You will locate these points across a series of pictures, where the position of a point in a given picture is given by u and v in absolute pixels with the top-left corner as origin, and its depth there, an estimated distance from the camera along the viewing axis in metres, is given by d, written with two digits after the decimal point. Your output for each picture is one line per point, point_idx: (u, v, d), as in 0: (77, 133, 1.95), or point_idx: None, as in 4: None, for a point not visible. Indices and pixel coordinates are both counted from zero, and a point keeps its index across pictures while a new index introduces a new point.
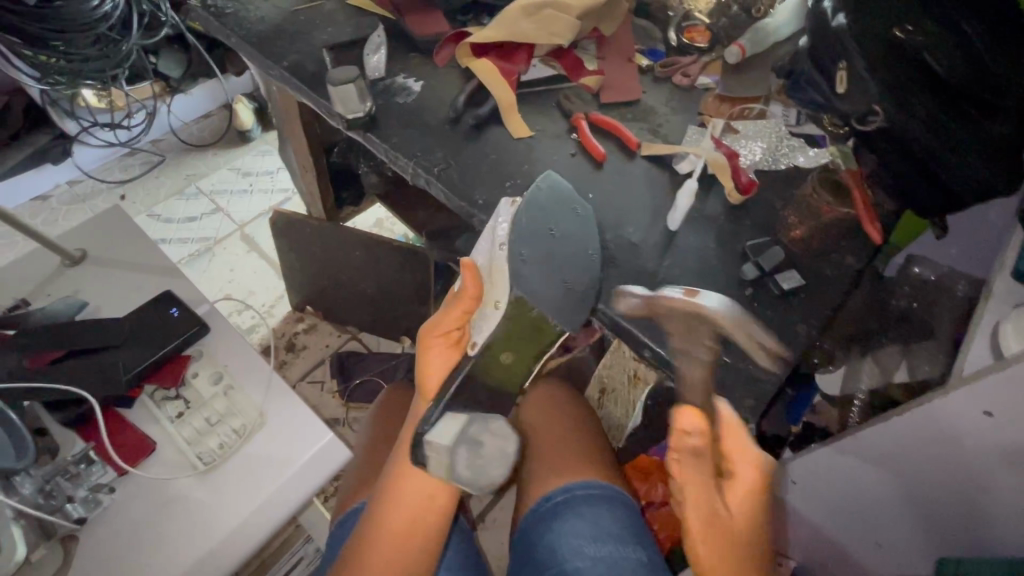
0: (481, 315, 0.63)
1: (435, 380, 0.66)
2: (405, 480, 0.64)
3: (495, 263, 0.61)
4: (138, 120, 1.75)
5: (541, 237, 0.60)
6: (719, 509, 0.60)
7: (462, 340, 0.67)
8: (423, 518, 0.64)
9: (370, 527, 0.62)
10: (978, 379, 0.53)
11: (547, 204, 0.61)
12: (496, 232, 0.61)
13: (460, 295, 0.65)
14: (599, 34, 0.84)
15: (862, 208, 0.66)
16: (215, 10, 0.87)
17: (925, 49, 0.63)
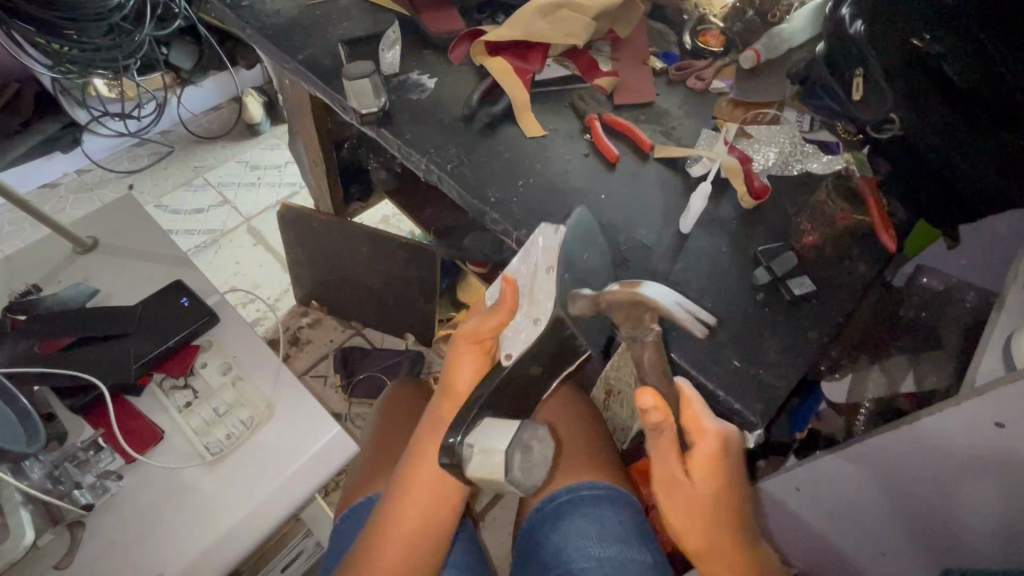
0: (515, 328, 0.61)
1: (461, 387, 0.64)
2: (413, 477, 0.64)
3: (540, 282, 0.59)
4: (148, 110, 1.76)
5: (577, 266, 0.59)
6: (681, 482, 0.54)
7: (493, 350, 0.64)
8: (430, 514, 0.63)
9: (377, 521, 0.63)
10: (992, 390, 0.53)
11: (583, 236, 0.60)
12: (541, 258, 0.59)
13: (496, 308, 0.62)
14: (614, 35, 0.85)
15: (875, 213, 0.67)
16: (231, 2, 0.88)
17: (942, 58, 0.62)
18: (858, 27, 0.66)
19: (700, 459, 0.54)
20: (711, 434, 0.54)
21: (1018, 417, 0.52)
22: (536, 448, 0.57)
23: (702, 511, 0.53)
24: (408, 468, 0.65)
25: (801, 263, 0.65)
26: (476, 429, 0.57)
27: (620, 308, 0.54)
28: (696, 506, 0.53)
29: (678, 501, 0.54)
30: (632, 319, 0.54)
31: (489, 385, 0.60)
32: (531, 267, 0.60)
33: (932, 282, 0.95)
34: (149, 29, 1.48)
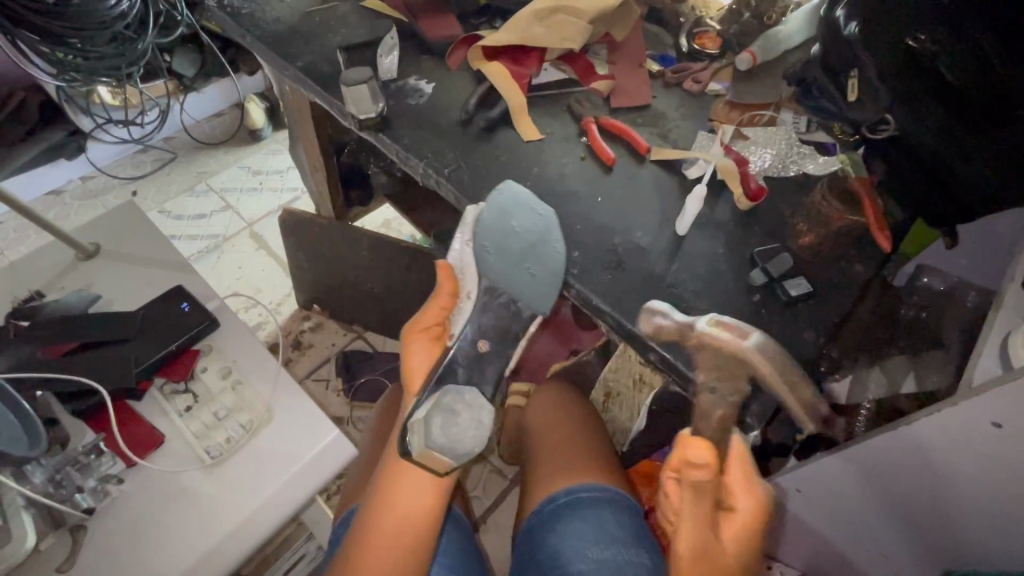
0: (457, 309, 0.69)
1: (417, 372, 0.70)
2: (404, 476, 0.65)
3: (468, 261, 0.67)
4: (151, 117, 1.77)
5: (499, 233, 0.64)
6: (712, 545, 0.60)
7: (443, 334, 0.72)
8: (424, 513, 0.65)
9: (373, 523, 0.63)
10: (990, 391, 0.52)
11: (505, 205, 0.65)
12: (466, 232, 0.66)
13: (437, 293, 0.71)
14: (610, 39, 0.85)
15: (871, 215, 0.66)
16: (231, 10, 0.89)
17: (939, 57, 0.62)
18: (851, 29, 0.66)
19: (737, 522, 0.61)
20: (751, 500, 0.61)
21: (1016, 418, 0.52)
22: (462, 413, 0.60)
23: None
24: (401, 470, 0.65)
25: (797, 263, 0.65)
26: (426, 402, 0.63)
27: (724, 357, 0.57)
28: (720, 566, 0.60)
29: (705, 557, 0.59)
30: (726, 372, 0.57)
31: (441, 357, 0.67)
32: (462, 243, 0.67)
33: (932, 281, 0.95)
34: (152, 37, 1.49)
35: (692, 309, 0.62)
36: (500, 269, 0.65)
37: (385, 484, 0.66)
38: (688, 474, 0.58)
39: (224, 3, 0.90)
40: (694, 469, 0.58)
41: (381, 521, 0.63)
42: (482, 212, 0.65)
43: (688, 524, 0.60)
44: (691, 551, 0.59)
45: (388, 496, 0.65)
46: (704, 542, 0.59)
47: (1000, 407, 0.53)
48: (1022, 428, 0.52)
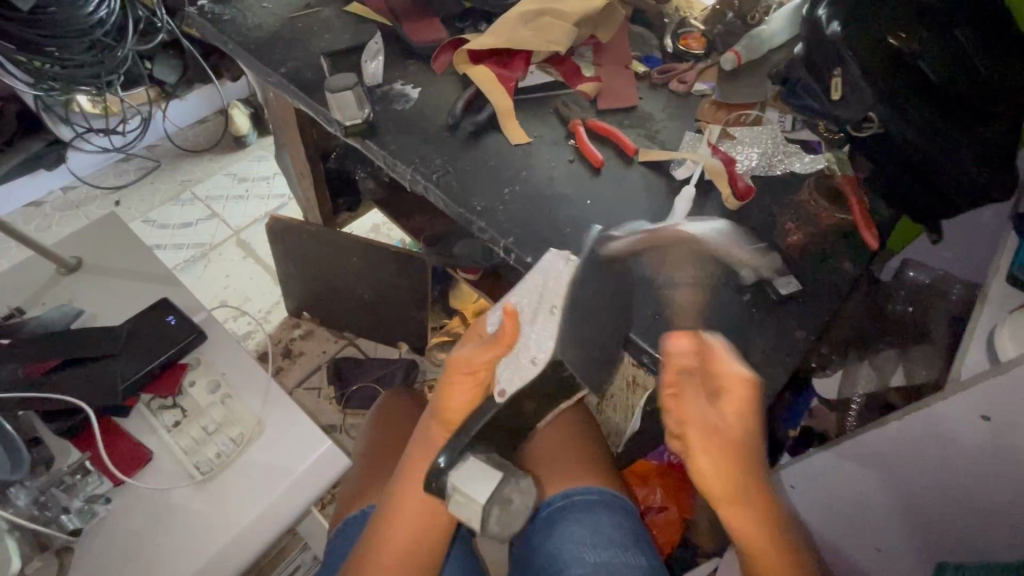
0: (513, 366, 0.56)
1: (450, 416, 0.60)
2: (393, 490, 0.64)
3: (541, 321, 0.56)
4: (132, 125, 1.75)
5: (585, 294, 0.57)
6: (714, 426, 0.51)
7: (487, 382, 0.59)
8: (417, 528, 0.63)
9: (371, 537, 0.63)
10: (978, 384, 0.53)
11: (596, 263, 0.59)
12: (548, 294, 0.56)
13: (495, 338, 0.56)
14: (596, 41, 0.85)
15: (859, 213, 0.67)
16: (212, 17, 0.88)
17: (919, 56, 0.66)
18: (835, 28, 0.66)
19: (736, 401, 0.51)
20: (740, 380, 0.51)
21: (1005, 410, 0.53)
22: (518, 501, 0.55)
23: (736, 455, 0.50)
24: (400, 491, 0.63)
25: (787, 263, 0.65)
26: (463, 469, 0.55)
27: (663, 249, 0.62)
28: (736, 444, 0.50)
29: (711, 443, 0.50)
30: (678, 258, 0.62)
31: (482, 416, 0.57)
32: (537, 293, 0.57)
33: (918, 276, 0.96)
34: (132, 44, 1.48)
35: (685, 311, 0.61)
36: (575, 340, 0.56)
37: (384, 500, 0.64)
38: (676, 367, 0.53)
39: (205, 10, 0.89)
40: (676, 356, 0.53)
41: (381, 535, 0.63)
42: (574, 269, 0.57)
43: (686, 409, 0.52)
44: (694, 438, 0.50)
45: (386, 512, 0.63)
46: (709, 419, 0.51)
47: (988, 401, 0.53)
48: (1009, 420, 0.53)
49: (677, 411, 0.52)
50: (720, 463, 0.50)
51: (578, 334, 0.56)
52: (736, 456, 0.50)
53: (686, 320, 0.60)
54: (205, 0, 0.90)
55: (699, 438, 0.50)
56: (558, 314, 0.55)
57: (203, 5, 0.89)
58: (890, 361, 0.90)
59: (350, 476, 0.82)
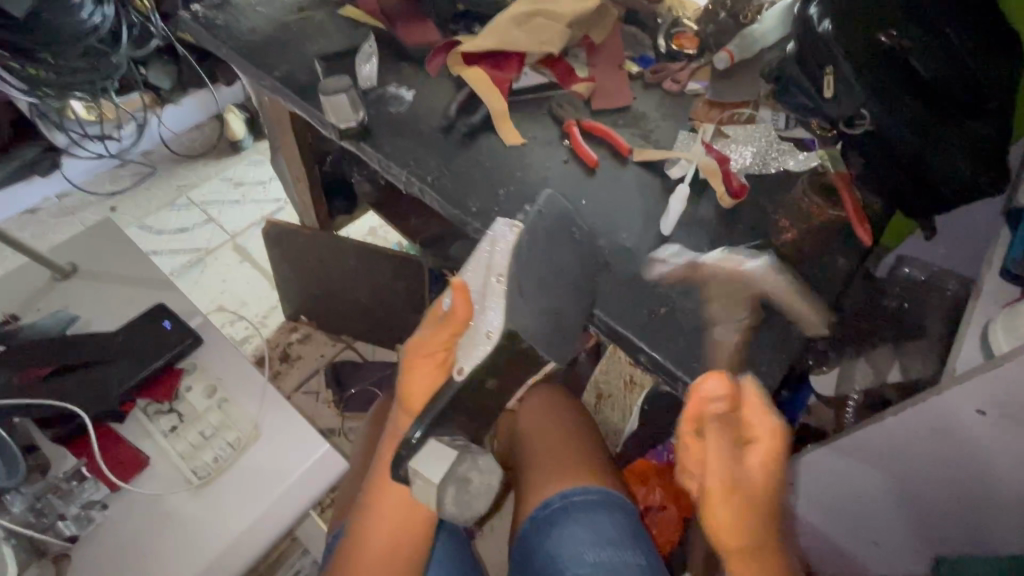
0: (470, 340, 0.59)
1: (415, 400, 0.63)
2: (387, 494, 0.64)
3: (491, 289, 0.58)
4: (127, 131, 1.75)
5: (535, 265, 0.59)
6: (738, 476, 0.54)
7: (448, 363, 0.61)
8: (407, 530, 0.64)
9: (362, 536, 0.63)
10: (973, 378, 0.53)
11: (545, 230, 0.61)
12: (494, 262, 0.59)
13: (448, 317, 0.59)
14: (589, 41, 0.86)
15: (851, 209, 0.67)
16: (205, 21, 0.88)
17: (910, 53, 0.67)
18: (825, 27, 0.66)
19: (761, 452, 0.55)
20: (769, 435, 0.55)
21: (1000, 403, 0.53)
22: (475, 478, 0.56)
23: (755, 505, 0.55)
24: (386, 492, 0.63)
25: (783, 261, 0.65)
26: (423, 450, 0.56)
27: (680, 271, 0.63)
28: (752, 495, 0.55)
29: (731, 491, 0.54)
30: (733, 300, 0.61)
31: (445, 395, 0.58)
32: (483, 268, 0.59)
33: (913, 272, 0.97)
34: (126, 49, 1.49)
35: (680, 310, 0.61)
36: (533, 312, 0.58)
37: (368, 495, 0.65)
38: (704, 410, 0.52)
39: (198, 15, 0.89)
40: (711, 403, 0.51)
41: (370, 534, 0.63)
42: (519, 237, 0.60)
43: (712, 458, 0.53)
44: (720, 484, 0.53)
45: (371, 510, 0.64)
46: (732, 471, 0.54)
47: (984, 394, 0.53)
48: (1005, 413, 0.53)
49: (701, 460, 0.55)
50: (734, 510, 0.54)
51: (533, 303, 0.58)
52: (752, 505, 0.55)
53: (682, 318, 0.60)
54: (198, 5, 0.90)
55: (722, 486, 0.53)
56: (504, 282, 0.58)
57: (197, 11, 0.89)
58: (885, 356, 0.90)
59: (348, 482, 0.82)
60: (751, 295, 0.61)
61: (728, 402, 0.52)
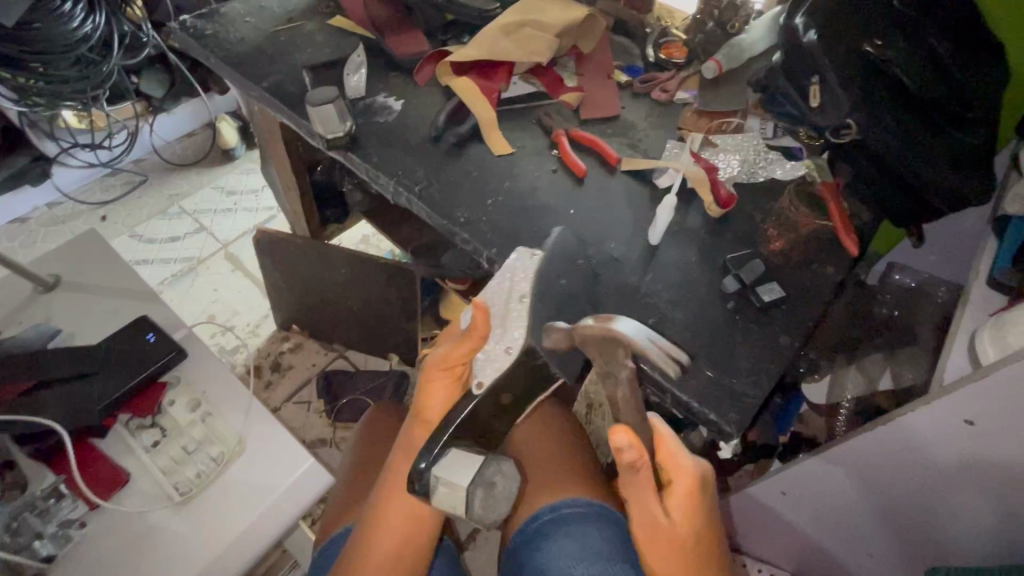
0: (488, 358, 0.58)
1: (430, 411, 0.62)
2: (389, 507, 0.64)
3: (513, 312, 0.58)
4: (119, 140, 1.74)
5: (552, 289, 0.59)
6: (662, 522, 0.56)
7: (465, 376, 0.62)
8: (404, 544, 0.64)
9: (361, 551, 0.63)
10: (959, 390, 0.53)
11: (558, 259, 0.61)
12: (516, 285, 0.58)
13: (467, 333, 0.59)
14: (578, 51, 0.86)
15: (839, 219, 0.67)
16: (194, 31, 0.88)
17: (895, 61, 0.67)
18: (811, 36, 0.66)
19: (679, 493, 0.57)
20: (684, 475, 0.57)
21: (989, 414, 0.52)
22: (500, 484, 0.55)
23: (683, 548, 0.57)
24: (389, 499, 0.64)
25: (771, 270, 0.65)
26: (444, 459, 0.56)
27: (593, 344, 0.56)
28: (676, 541, 0.56)
29: (655, 535, 0.57)
30: (608, 358, 0.56)
31: (462, 412, 0.58)
32: (505, 290, 0.59)
33: (904, 279, 0.98)
34: (117, 58, 1.49)
35: (668, 321, 0.60)
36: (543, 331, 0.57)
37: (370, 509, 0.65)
38: (621, 461, 0.53)
39: (187, 25, 0.89)
40: (620, 453, 0.53)
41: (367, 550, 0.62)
42: (539, 265, 0.59)
43: (634, 506, 0.57)
44: (640, 524, 0.57)
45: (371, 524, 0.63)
46: (653, 518, 0.56)
47: (971, 405, 0.53)
48: (994, 424, 0.53)
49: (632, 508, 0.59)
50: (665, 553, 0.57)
51: (548, 322, 0.57)
52: (679, 548, 0.57)
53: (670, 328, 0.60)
54: (186, 15, 0.90)
55: (646, 532, 0.57)
56: (527, 304, 0.57)
57: (185, 21, 0.89)
58: (877, 366, 0.89)
59: (336, 493, 0.81)
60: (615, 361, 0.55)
61: (639, 451, 0.53)
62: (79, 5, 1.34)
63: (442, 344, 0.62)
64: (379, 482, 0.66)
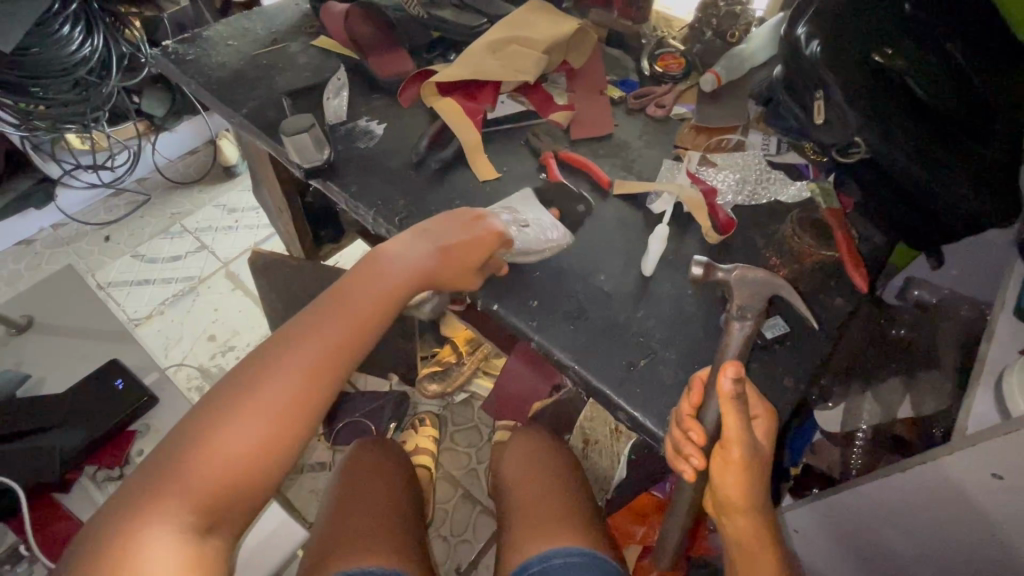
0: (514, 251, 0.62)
1: (402, 295, 0.57)
2: (261, 395, 0.48)
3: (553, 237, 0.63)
4: (121, 160, 1.75)
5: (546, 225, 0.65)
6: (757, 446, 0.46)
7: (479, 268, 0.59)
8: (254, 462, 0.47)
9: (197, 457, 0.45)
10: (983, 443, 0.47)
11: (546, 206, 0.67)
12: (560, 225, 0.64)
13: (475, 222, 0.60)
14: (568, 67, 0.82)
15: (845, 249, 0.62)
16: (174, 57, 0.86)
17: (906, 73, 0.62)
18: (814, 48, 0.61)
19: (763, 428, 0.48)
20: (768, 425, 0.48)
21: (1019, 471, 0.46)
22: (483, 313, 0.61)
23: (760, 485, 0.47)
24: (263, 389, 0.48)
25: (776, 301, 0.60)
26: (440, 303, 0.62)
27: (597, 350, 0.57)
28: (765, 464, 0.47)
29: (748, 473, 0.45)
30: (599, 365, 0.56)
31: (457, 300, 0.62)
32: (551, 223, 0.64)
33: (924, 296, 0.93)
34: (116, 80, 1.49)
35: (662, 361, 0.56)
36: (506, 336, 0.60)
37: (213, 403, 0.48)
38: (726, 398, 0.42)
39: (169, 50, 0.87)
40: (732, 396, 0.42)
41: (188, 480, 0.44)
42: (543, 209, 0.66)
43: (732, 483, 0.46)
44: (741, 484, 0.46)
45: (210, 429, 0.46)
46: (755, 445, 0.45)
47: (996, 458, 0.47)
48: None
49: (715, 464, 0.46)
50: (754, 475, 0.46)
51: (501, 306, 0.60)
52: (763, 477, 0.47)
53: (662, 369, 0.55)
54: (168, 41, 0.88)
55: (748, 469, 0.45)
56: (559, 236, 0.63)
57: (166, 46, 0.87)
58: (894, 391, 0.84)
59: (311, 538, 0.76)
60: (734, 312, 0.50)
61: (743, 408, 0.43)
62: (78, 28, 1.34)
63: (402, 245, 0.59)
64: (240, 372, 0.50)
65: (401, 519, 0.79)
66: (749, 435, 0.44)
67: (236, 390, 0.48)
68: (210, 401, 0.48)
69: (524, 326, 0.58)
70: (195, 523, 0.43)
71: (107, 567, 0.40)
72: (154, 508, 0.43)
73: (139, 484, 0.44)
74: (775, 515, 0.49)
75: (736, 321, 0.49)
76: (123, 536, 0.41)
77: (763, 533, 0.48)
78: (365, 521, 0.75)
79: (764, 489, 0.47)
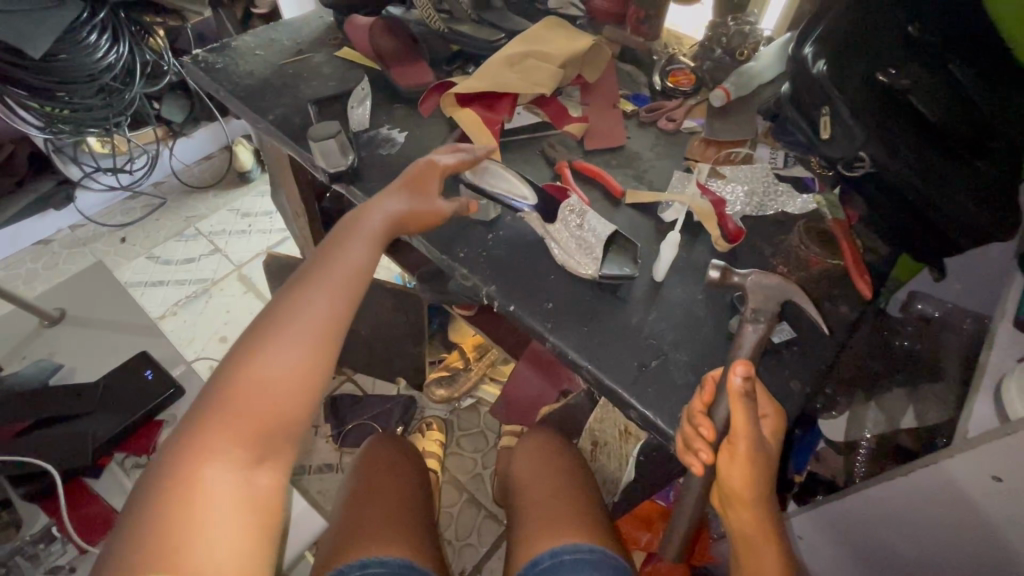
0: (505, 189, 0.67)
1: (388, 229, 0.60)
2: (283, 331, 0.49)
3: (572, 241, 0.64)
4: (140, 164, 1.79)
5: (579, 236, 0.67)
6: (763, 442, 0.48)
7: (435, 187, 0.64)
8: (292, 389, 0.48)
9: (233, 395, 0.46)
10: (983, 445, 0.49)
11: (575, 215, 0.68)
12: (582, 231, 0.65)
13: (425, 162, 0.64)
14: (583, 80, 0.85)
15: (850, 258, 0.64)
16: (204, 65, 0.89)
17: (910, 92, 0.65)
18: (819, 67, 0.65)
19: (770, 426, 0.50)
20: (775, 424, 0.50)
21: (1017, 473, 0.48)
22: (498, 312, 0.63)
23: (767, 480, 0.49)
24: (284, 325, 0.50)
25: (787, 305, 0.62)
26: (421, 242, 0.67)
27: (609, 351, 0.59)
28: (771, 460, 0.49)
29: (755, 468, 0.47)
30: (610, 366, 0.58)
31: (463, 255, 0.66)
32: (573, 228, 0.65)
33: (927, 308, 0.94)
34: (140, 86, 1.53)
35: (672, 363, 0.58)
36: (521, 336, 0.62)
37: (238, 348, 0.49)
38: (736, 394, 0.45)
39: (199, 58, 0.91)
40: (741, 390, 0.44)
41: (232, 417, 0.46)
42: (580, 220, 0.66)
43: (739, 478, 0.48)
44: (748, 478, 0.47)
45: (238, 369, 0.47)
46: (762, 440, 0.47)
47: (994, 459, 0.49)
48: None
49: (724, 459, 0.48)
50: (761, 469, 0.47)
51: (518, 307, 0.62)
52: (769, 473, 0.49)
53: (673, 370, 0.58)
54: (198, 49, 0.92)
55: (755, 463, 0.47)
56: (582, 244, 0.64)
57: (197, 55, 0.91)
58: (899, 401, 0.86)
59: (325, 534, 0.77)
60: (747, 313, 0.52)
61: (752, 404, 0.45)
62: (105, 36, 1.39)
63: (380, 200, 0.62)
64: (259, 319, 0.51)
65: (412, 514, 0.81)
66: (756, 430, 0.46)
67: (259, 330, 0.50)
68: (237, 347, 0.49)
69: (540, 328, 0.60)
70: (247, 458, 0.45)
71: (166, 512, 0.41)
72: (207, 446, 0.44)
73: (187, 430, 0.46)
74: (781, 512, 0.51)
75: (749, 322, 0.52)
76: (180, 481, 0.43)
77: (768, 527, 0.49)
78: (378, 515, 0.77)
79: (771, 483, 0.49)
